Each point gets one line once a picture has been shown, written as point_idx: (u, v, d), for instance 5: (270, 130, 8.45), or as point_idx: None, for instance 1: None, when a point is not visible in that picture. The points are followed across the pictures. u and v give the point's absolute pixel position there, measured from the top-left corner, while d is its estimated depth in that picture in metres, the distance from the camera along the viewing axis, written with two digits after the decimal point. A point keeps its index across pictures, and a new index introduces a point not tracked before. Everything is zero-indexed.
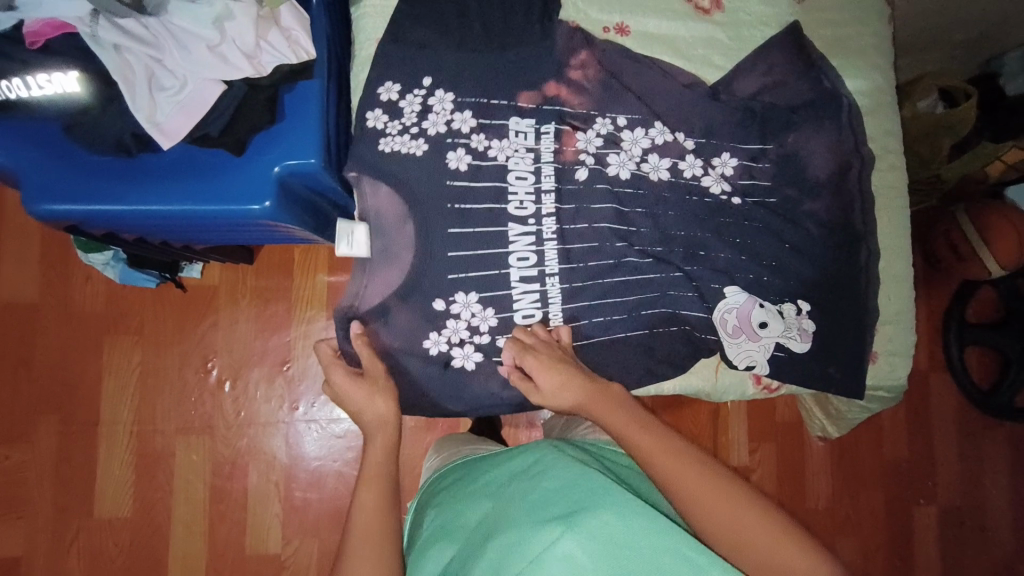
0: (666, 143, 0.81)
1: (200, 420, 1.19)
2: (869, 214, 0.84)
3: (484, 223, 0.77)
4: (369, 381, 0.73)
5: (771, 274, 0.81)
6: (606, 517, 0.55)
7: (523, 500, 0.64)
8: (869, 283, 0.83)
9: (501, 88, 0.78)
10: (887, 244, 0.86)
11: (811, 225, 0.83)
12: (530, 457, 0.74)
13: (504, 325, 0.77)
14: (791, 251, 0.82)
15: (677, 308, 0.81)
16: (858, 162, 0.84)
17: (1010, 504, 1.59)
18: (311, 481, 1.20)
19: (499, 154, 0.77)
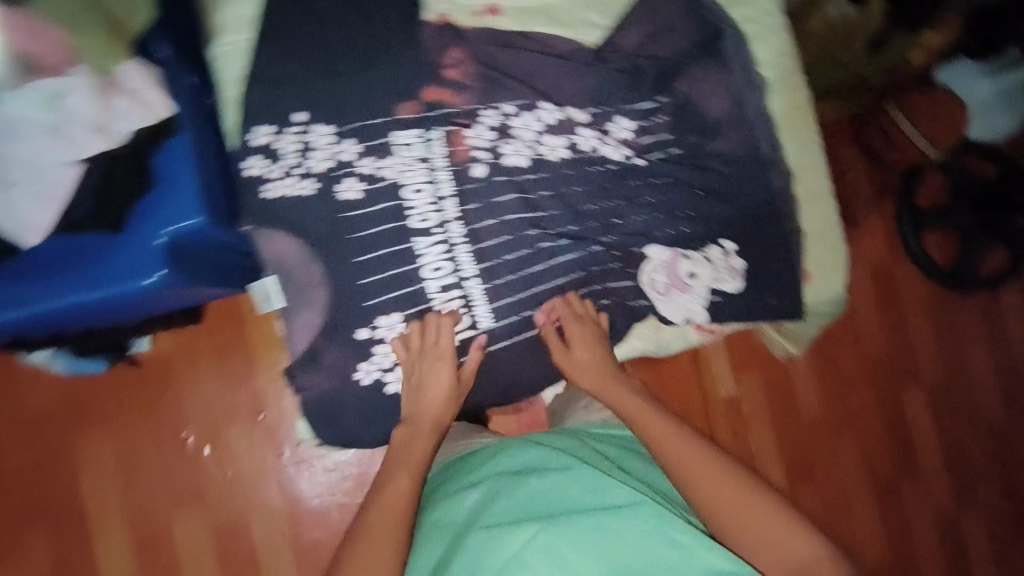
0: (557, 122, 0.80)
1: (188, 487, 1.17)
2: (774, 139, 0.85)
3: (386, 244, 0.76)
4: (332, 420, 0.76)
5: (691, 226, 0.83)
6: (584, 521, 0.62)
7: (505, 492, 0.69)
8: (790, 204, 0.86)
9: (381, 102, 0.76)
10: (802, 164, 0.87)
11: (720, 166, 0.84)
12: (516, 449, 0.77)
13: (432, 337, 0.78)
14: (704, 197, 0.83)
15: (596, 281, 0.84)
16: (750, 92, 0.84)
17: (989, 371, 1.65)
18: (315, 516, 1.19)
19: (389, 172, 0.76)
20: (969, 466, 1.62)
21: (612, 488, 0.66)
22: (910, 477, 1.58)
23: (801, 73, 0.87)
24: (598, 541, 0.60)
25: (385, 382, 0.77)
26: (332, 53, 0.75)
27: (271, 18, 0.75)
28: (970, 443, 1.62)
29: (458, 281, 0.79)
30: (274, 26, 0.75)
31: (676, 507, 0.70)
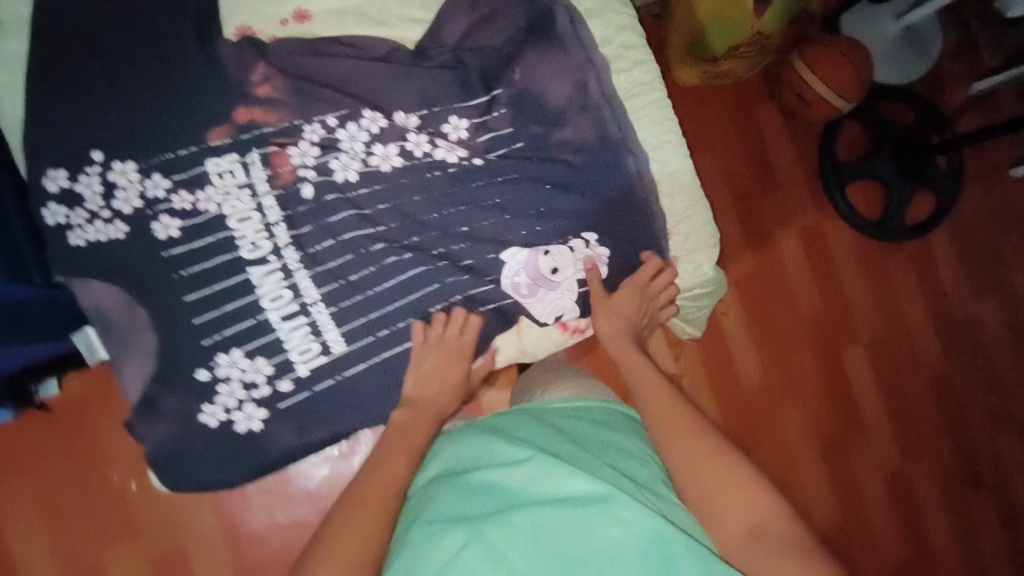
0: (384, 130, 0.75)
1: (119, 523, 1.06)
2: (623, 120, 0.81)
3: (213, 280, 0.72)
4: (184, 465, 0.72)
5: (542, 223, 0.79)
6: (531, 523, 0.55)
7: (442, 489, 0.62)
8: (647, 188, 0.82)
9: (186, 130, 0.71)
10: (656, 141, 0.83)
11: (568, 156, 0.80)
12: (461, 436, 0.69)
13: (280, 369, 0.73)
14: (554, 190, 0.79)
15: (462, 291, 0.77)
16: (592, 74, 0.80)
17: (929, 317, 1.59)
18: (255, 541, 1.09)
19: (210, 204, 0.72)
20: (915, 419, 1.56)
21: (558, 475, 0.59)
22: (853, 433, 1.53)
23: (645, 47, 0.83)
24: (549, 534, 0.54)
25: (233, 423, 0.72)
26: (127, 82, 0.70)
27: (53, 53, 0.70)
28: (914, 395, 1.57)
29: (302, 308, 0.74)
30: (60, 60, 0.70)
31: (642, 475, 0.64)
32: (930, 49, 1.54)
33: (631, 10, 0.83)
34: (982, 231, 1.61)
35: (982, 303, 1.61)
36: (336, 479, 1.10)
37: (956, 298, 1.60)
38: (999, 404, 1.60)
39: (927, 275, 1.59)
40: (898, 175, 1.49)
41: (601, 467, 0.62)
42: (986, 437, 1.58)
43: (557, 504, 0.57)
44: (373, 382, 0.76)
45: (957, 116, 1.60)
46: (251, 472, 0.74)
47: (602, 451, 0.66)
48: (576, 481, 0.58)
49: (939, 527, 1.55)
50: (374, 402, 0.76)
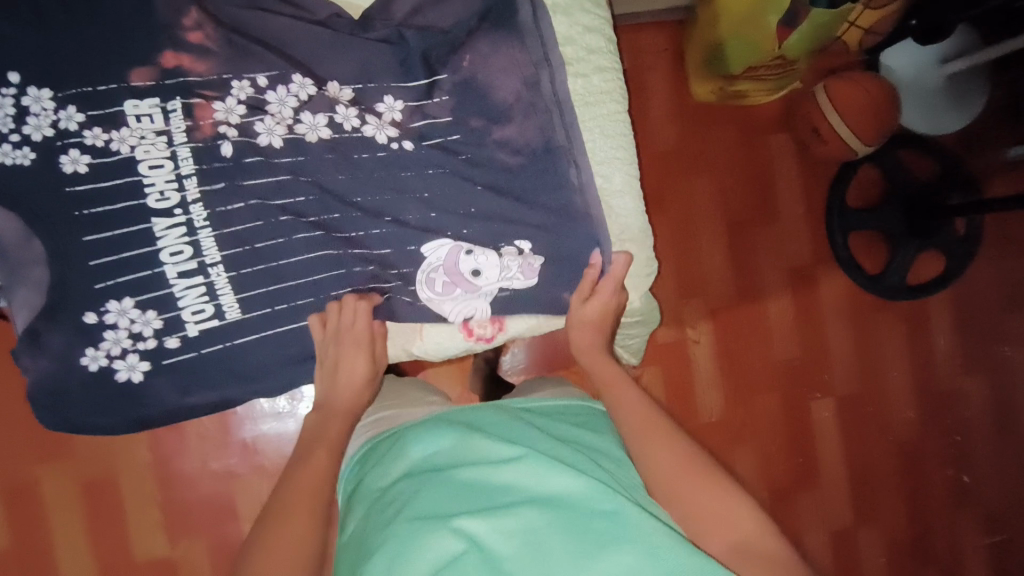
0: (313, 98, 0.74)
1: (53, 442, 1.05)
2: (570, 124, 0.79)
3: (116, 224, 0.70)
4: (67, 404, 0.72)
5: (469, 223, 0.77)
6: (520, 522, 0.53)
7: (429, 484, 0.59)
8: (586, 205, 0.79)
9: (108, 66, 0.69)
10: (600, 153, 0.80)
11: (503, 156, 0.78)
12: (444, 428, 0.67)
13: (168, 326, 0.72)
14: (484, 190, 0.77)
15: (370, 282, 0.76)
16: (546, 72, 0.77)
17: (911, 382, 1.41)
18: (186, 481, 1.08)
19: (123, 145, 0.70)
20: (874, 490, 1.39)
21: (553, 474, 0.57)
22: (805, 489, 1.36)
23: (604, 52, 0.80)
24: (540, 534, 0.52)
25: (113, 370, 0.72)
26: (57, 9, 0.69)
27: None
28: (880, 462, 1.39)
29: (201, 267, 0.72)
30: None
31: (618, 477, 0.62)
32: (973, 106, 1.37)
33: (602, 13, 0.80)
34: (984, 304, 1.42)
35: (972, 380, 1.42)
36: (272, 435, 1.10)
37: (942, 370, 1.41)
38: (969, 486, 1.42)
39: (918, 337, 1.41)
40: (907, 230, 1.31)
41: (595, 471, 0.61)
42: (946, 526, 1.41)
43: (545, 503, 0.55)
44: (256, 356, 0.74)
45: (985, 180, 1.40)
46: (131, 423, 0.73)
47: (591, 455, 0.65)
48: (572, 483, 0.57)
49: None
50: (262, 375, 0.75)
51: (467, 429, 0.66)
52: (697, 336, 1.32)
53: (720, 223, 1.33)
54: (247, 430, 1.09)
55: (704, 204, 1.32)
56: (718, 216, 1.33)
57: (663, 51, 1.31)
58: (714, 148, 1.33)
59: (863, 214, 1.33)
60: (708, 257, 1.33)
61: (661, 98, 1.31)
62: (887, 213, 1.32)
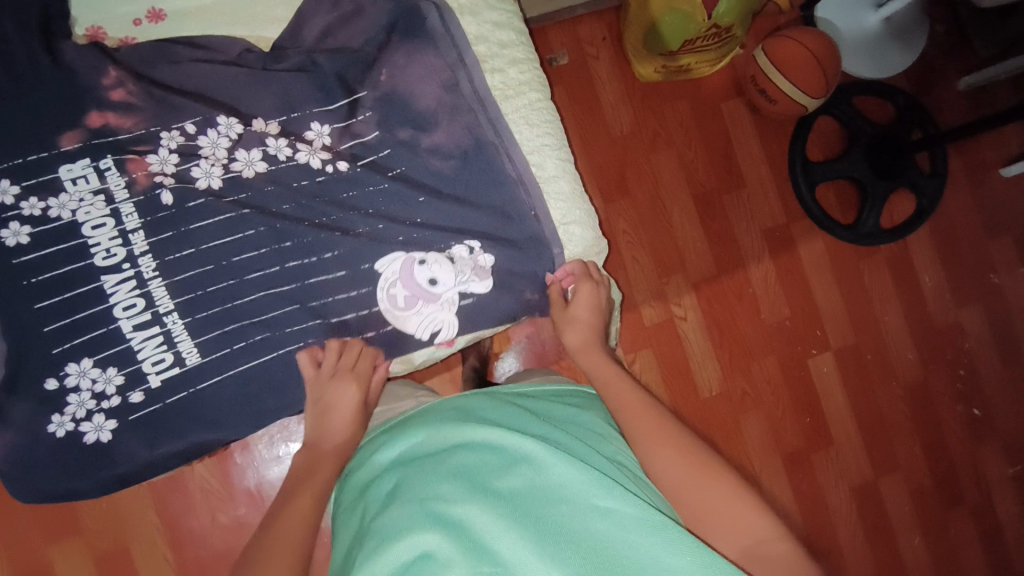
0: (244, 135, 0.75)
1: (64, 518, 1.04)
2: (498, 121, 0.80)
3: (66, 288, 0.71)
4: (46, 474, 0.72)
5: (419, 232, 0.78)
6: (509, 510, 0.51)
7: (421, 474, 0.57)
8: (530, 195, 0.80)
9: (36, 135, 0.70)
10: (532, 142, 0.81)
11: (439, 163, 0.79)
12: (436, 418, 0.66)
13: (131, 380, 0.72)
14: (428, 200, 0.78)
15: (328, 314, 0.76)
16: (464, 74, 0.79)
17: (906, 322, 1.39)
18: (196, 538, 1.07)
19: (63, 211, 0.71)
20: (889, 437, 1.37)
21: (550, 459, 0.55)
22: (820, 448, 1.33)
23: (517, 45, 0.82)
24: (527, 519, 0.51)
25: (83, 433, 0.72)
26: None
27: None
28: (888, 405, 1.37)
29: (156, 318, 0.73)
30: None
31: (618, 466, 0.60)
32: (916, 41, 1.36)
33: (508, 7, 0.82)
34: (964, 234, 1.41)
35: (965, 311, 1.41)
36: (278, 480, 1.09)
37: (934, 306, 1.40)
38: (981, 417, 1.40)
39: (905, 277, 1.39)
40: (873, 176, 1.31)
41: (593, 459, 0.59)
42: (968, 460, 1.39)
43: (536, 491, 0.53)
44: (223, 398, 0.74)
45: (941, 113, 1.39)
46: (107, 483, 0.74)
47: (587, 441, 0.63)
48: (568, 467, 0.54)
49: (918, 557, 1.35)
50: (229, 416, 0.75)
51: (461, 419, 0.64)
52: (683, 312, 1.30)
53: (687, 196, 1.32)
54: (251, 476, 1.08)
55: (666, 177, 1.31)
56: (683, 189, 1.32)
57: (602, 40, 1.31)
58: (668, 124, 1.32)
59: (826, 164, 1.31)
60: (681, 232, 1.31)
61: (607, 84, 1.31)
62: (852, 160, 1.31)
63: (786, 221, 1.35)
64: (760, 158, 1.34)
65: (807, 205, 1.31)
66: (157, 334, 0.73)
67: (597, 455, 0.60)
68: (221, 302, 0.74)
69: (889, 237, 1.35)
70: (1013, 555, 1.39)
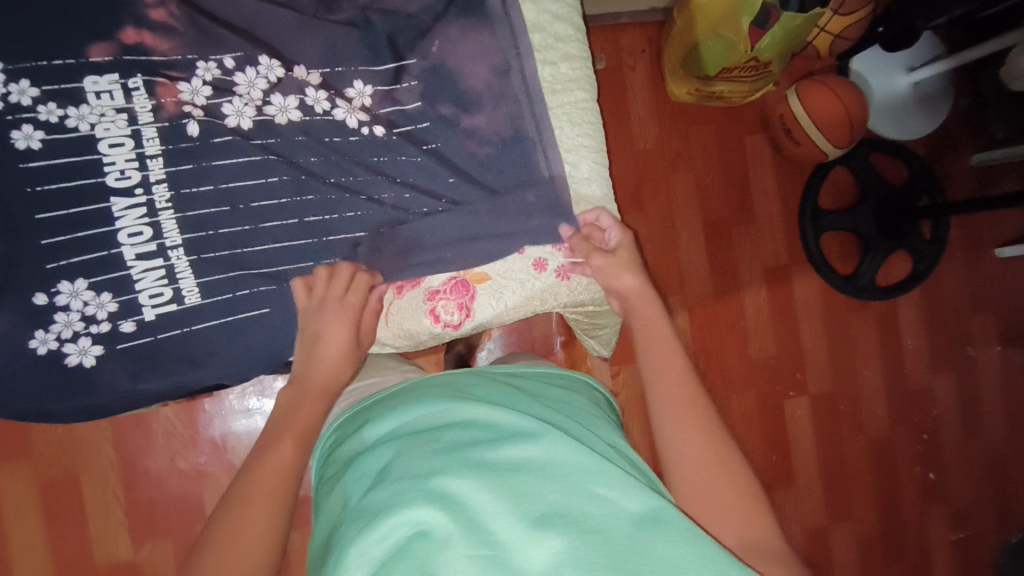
0: (284, 80, 0.73)
1: (17, 438, 1.01)
2: (540, 113, 0.79)
3: (70, 204, 0.68)
4: (13, 393, 0.69)
5: (445, 211, 0.76)
6: (504, 489, 0.50)
7: (412, 450, 0.56)
8: (559, 195, 0.79)
9: (67, 40, 0.67)
10: (568, 140, 0.80)
11: (473, 145, 0.78)
12: (429, 393, 0.64)
13: (124, 309, 0.70)
14: (457, 180, 0.77)
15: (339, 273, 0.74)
16: (515, 62, 0.79)
17: (883, 378, 1.42)
18: (151, 480, 1.04)
19: (81, 123, 0.68)
20: (848, 487, 1.39)
21: (549, 444, 0.54)
22: (781, 488, 1.36)
23: (571, 40, 0.81)
24: (524, 500, 0.50)
25: (65, 355, 0.69)
26: None
27: None
28: (853, 457, 1.40)
29: (160, 250, 0.70)
30: None
31: (613, 452, 0.59)
32: (941, 108, 1.38)
33: (570, 1, 0.81)
34: (952, 304, 1.44)
35: (940, 377, 1.44)
36: (243, 433, 1.07)
37: (912, 368, 1.43)
38: (935, 482, 1.44)
39: (890, 335, 1.42)
40: (878, 235, 1.33)
41: (592, 442, 0.58)
42: (918, 522, 1.42)
43: (531, 470, 0.52)
44: (218, 344, 0.72)
45: (951, 183, 1.42)
46: (81, 411, 0.71)
47: (584, 424, 0.62)
48: (564, 450, 0.54)
49: None
50: (220, 363, 0.73)
51: (454, 394, 0.62)
52: (674, 334, 1.31)
53: (699, 220, 1.32)
54: (216, 427, 1.06)
55: (683, 197, 1.32)
56: (696, 212, 1.32)
57: (641, 51, 1.31)
58: (692, 147, 1.33)
59: (835, 214, 1.33)
60: (687, 253, 1.32)
61: (641, 98, 1.31)
62: (861, 214, 1.33)
63: (787, 263, 1.36)
64: (774, 197, 1.35)
65: (810, 252, 1.33)
66: (160, 269, 0.70)
67: (594, 439, 0.59)
68: (230, 246, 0.72)
69: (886, 293, 1.37)
70: None
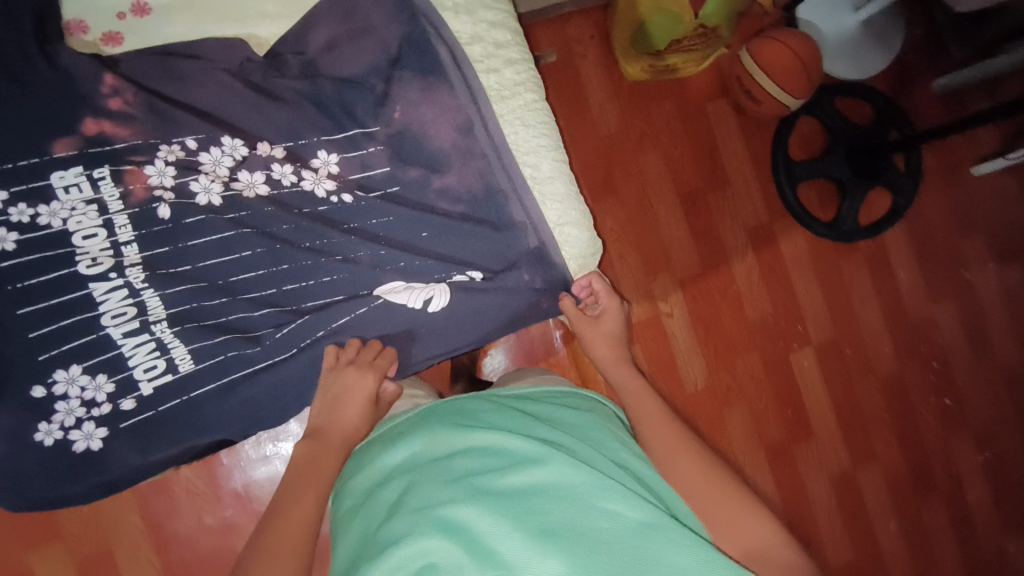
0: (250, 157, 0.74)
1: (47, 525, 1.02)
2: (496, 126, 0.80)
3: (51, 294, 0.69)
4: (37, 488, 0.70)
5: (423, 258, 0.78)
6: (514, 514, 0.52)
7: (423, 480, 0.57)
8: (530, 212, 0.81)
9: (28, 141, 0.68)
10: (529, 145, 0.81)
11: (435, 176, 0.79)
12: (436, 421, 0.65)
13: (121, 388, 0.71)
14: (428, 222, 0.78)
15: (328, 331, 0.76)
16: (476, 105, 0.80)
17: (884, 318, 1.43)
18: (184, 542, 1.05)
19: (54, 219, 0.69)
20: (867, 430, 1.41)
21: (557, 468, 0.55)
22: (801, 441, 1.37)
23: (515, 46, 0.82)
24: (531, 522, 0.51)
25: (71, 441, 0.71)
26: None
27: None
28: (867, 399, 1.41)
29: (145, 327, 0.71)
30: None
31: (619, 471, 0.60)
32: (892, 42, 1.37)
33: (505, 7, 0.81)
34: (939, 231, 1.45)
35: (940, 305, 1.45)
36: (265, 480, 1.07)
37: (910, 300, 1.44)
38: (953, 408, 1.45)
39: (883, 272, 1.43)
40: (854, 178, 1.33)
41: (598, 461, 0.60)
42: (941, 452, 1.44)
43: (539, 495, 0.54)
44: (221, 408, 0.74)
45: (916, 114, 1.42)
46: (94, 488, 0.72)
47: (592, 442, 0.64)
48: (572, 472, 0.55)
49: (894, 544, 1.40)
50: (226, 424, 0.74)
51: (460, 422, 0.64)
52: (670, 309, 1.32)
53: (674, 196, 1.33)
54: (238, 477, 1.07)
55: (655, 179, 1.33)
56: (670, 190, 1.33)
57: (591, 40, 1.31)
58: (657, 127, 1.33)
59: (808, 162, 1.33)
60: (668, 230, 1.33)
61: (600, 87, 1.31)
62: (834, 159, 1.33)
63: (768, 220, 1.37)
64: (743, 159, 1.36)
65: (790, 204, 1.33)
66: (150, 346, 0.71)
67: (602, 459, 0.61)
68: (215, 315, 0.74)
69: (870, 234, 1.38)
70: (984, 541, 1.45)
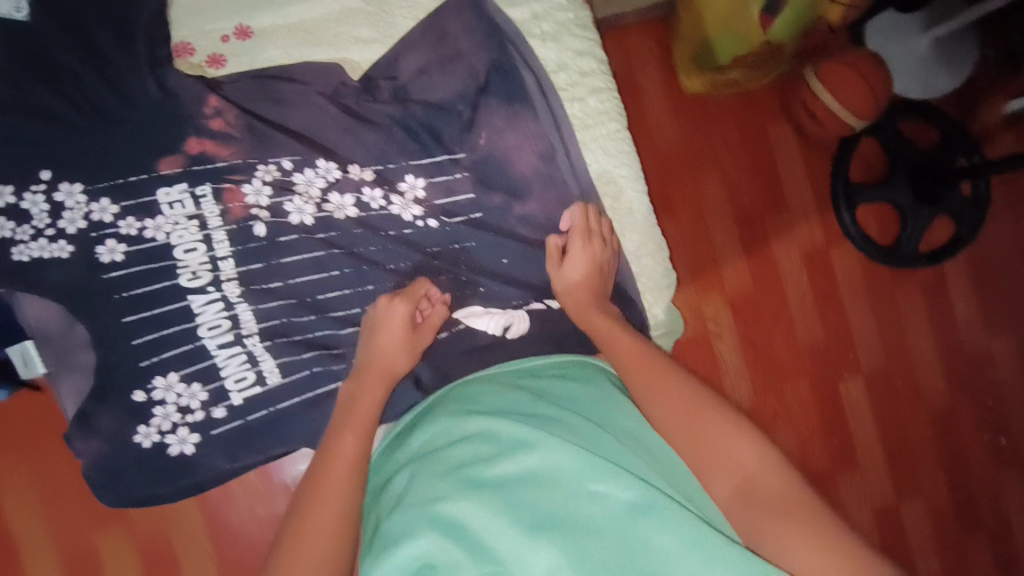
0: (342, 179, 0.77)
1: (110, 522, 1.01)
2: (578, 156, 0.82)
3: (151, 305, 0.72)
4: (132, 485, 0.74)
5: (502, 283, 0.80)
6: (506, 504, 0.54)
7: (424, 471, 0.60)
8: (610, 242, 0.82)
9: (139, 158, 0.71)
10: (608, 174, 0.83)
11: (514, 203, 0.80)
12: (444, 409, 0.68)
13: (214, 397, 0.74)
14: (508, 247, 0.80)
15: None
16: (560, 136, 0.81)
17: (939, 349, 1.40)
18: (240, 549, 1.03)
19: (157, 233, 0.72)
20: (913, 462, 1.38)
21: (548, 451, 0.57)
22: (847, 472, 1.35)
23: (600, 76, 0.83)
24: (521, 510, 0.54)
25: (166, 444, 0.74)
26: (82, 110, 0.70)
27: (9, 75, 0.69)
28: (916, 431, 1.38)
29: (238, 339, 0.74)
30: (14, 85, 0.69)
31: (619, 443, 0.61)
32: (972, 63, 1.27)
33: (589, 36, 0.83)
34: (1005, 265, 1.40)
35: (999, 341, 1.41)
36: None
37: (967, 334, 1.40)
38: (1006, 448, 1.41)
39: (943, 304, 1.40)
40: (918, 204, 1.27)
41: (593, 440, 0.61)
42: (989, 491, 1.40)
43: (529, 481, 0.56)
44: (304, 422, 0.76)
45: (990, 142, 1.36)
46: (184, 489, 0.76)
47: (593, 419, 0.65)
48: (562, 455, 0.57)
49: None
50: (306, 436, 0.76)
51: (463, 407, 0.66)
52: (720, 331, 1.31)
53: (731, 219, 1.32)
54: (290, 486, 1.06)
55: (713, 198, 1.31)
56: (729, 212, 1.32)
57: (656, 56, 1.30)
58: (717, 146, 1.31)
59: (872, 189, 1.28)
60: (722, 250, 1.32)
61: (662, 104, 1.30)
62: (899, 185, 1.27)
63: (825, 245, 1.34)
64: (807, 184, 1.34)
65: (846, 230, 1.30)
66: (241, 357, 0.74)
67: (598, 435, 0.62)
68: (304, 332, 0.76)
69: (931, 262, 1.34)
70: None
